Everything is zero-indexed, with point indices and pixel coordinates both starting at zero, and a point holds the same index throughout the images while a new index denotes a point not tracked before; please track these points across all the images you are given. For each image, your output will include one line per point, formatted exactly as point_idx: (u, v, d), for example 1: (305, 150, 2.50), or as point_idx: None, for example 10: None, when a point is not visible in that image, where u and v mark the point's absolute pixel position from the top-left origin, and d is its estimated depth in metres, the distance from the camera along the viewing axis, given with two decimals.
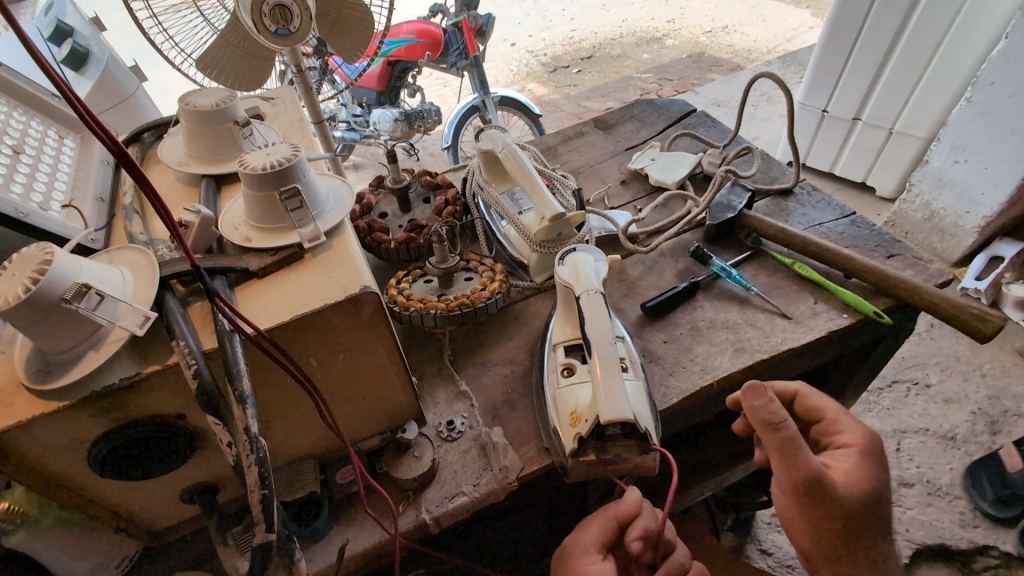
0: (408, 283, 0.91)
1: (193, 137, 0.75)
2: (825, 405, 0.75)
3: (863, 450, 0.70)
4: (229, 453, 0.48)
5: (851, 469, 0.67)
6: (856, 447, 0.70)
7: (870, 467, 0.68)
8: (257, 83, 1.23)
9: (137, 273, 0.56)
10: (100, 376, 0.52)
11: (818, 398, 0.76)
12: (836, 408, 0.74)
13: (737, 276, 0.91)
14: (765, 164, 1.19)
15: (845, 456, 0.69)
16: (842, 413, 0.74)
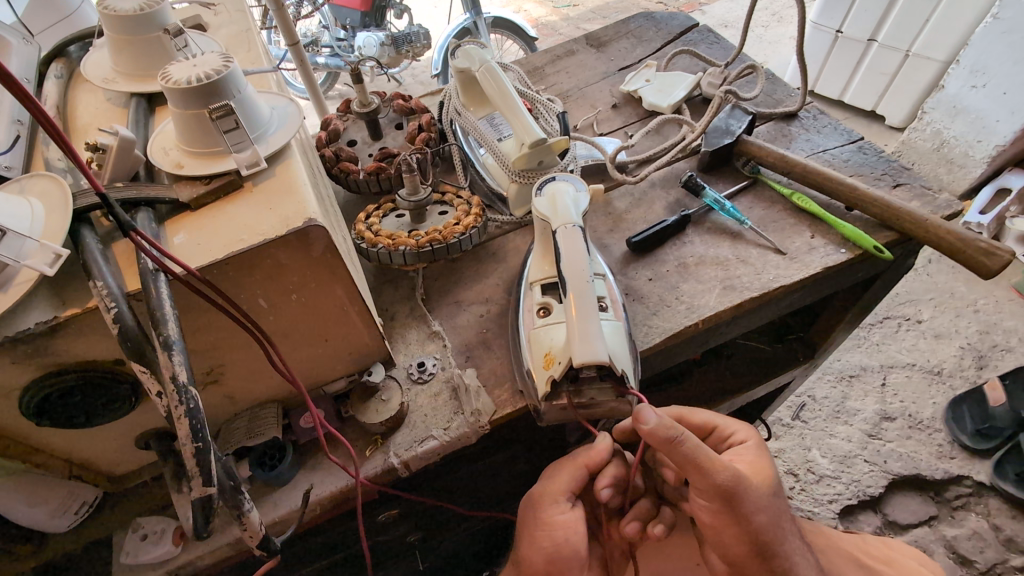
0: (377, 218, 0.85)
1: (119, 50, 0.66)
2: (706, 417, 0.66)
3: (757, 444, 0.65)
4: (160, 404, 0.43)
5: (756, 465, 0.61)
6: (750, 442, 0.65)
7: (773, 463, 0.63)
8: None
9: (48, 205, 0.50)
10: (14, 319, 0.46)
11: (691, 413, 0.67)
12: (710, 415, 0.66)
13: (731, 210, 0.85)
14: (770, 85, 1.08)
15: (745, 455, 0.62)
16: (720, 415, 0.67)
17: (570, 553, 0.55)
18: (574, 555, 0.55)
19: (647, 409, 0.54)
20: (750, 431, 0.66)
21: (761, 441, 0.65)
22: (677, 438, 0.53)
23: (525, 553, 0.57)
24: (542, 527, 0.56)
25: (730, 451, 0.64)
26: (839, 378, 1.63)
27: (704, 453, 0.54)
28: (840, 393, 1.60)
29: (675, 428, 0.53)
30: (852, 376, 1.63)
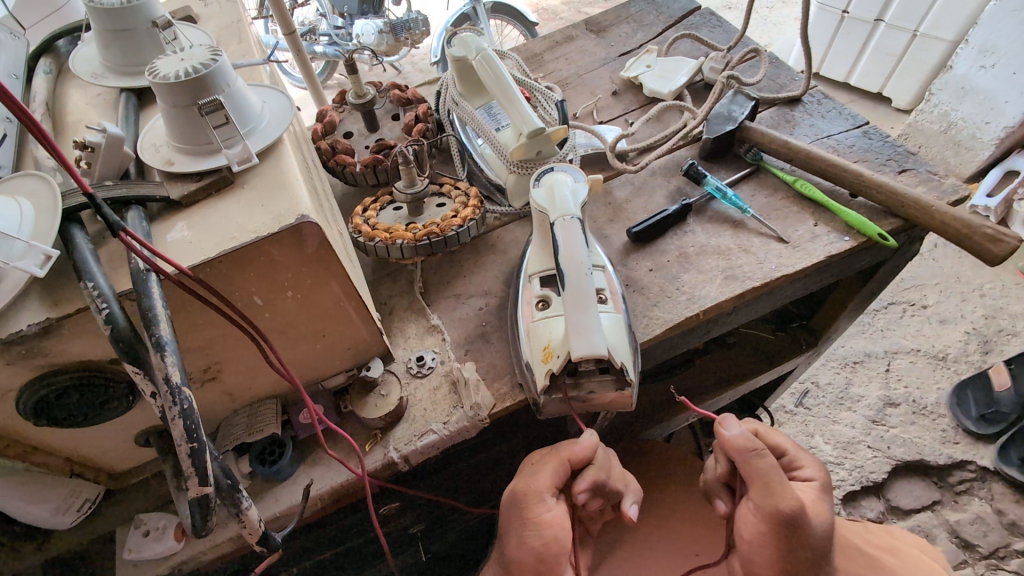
0: (374, 211, 0.84)
1: (108, 44, 0.65)
2: (779, 440, 0.66)
3: (824, 486, 0.62)
4: (153, 404, 0.43)
5: (817, 502, 0.59)
6: (818, 483, 0.62)
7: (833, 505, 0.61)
8: None
9: (37, 205, 0.49)
10: (4, 321, 0.46)
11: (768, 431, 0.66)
12: (784, 439, 0.66)
13: (733, 198, 0.84)
14: (773, 69, 1.06)
15: (807, 490, 0.61)
16: (796, 445, 0.66)
17: (558, 549, 0.54)
18: (562, 552, 0.55)
19: (731, 417, 0.61)
20: (818, 470, 0.64)
21: (827, 482, 0.63)
22: (748, 449, 0.58)
23: (511, 552, 0.55)
24: (530, 526, 0.55)
25: (796, 482, 0.62)
26: (843, 364, 1.63)
27: (775, 478, 0.56)
28: (844, 379, 1.59)
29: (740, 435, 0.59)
30: (856, 362, 1.62)
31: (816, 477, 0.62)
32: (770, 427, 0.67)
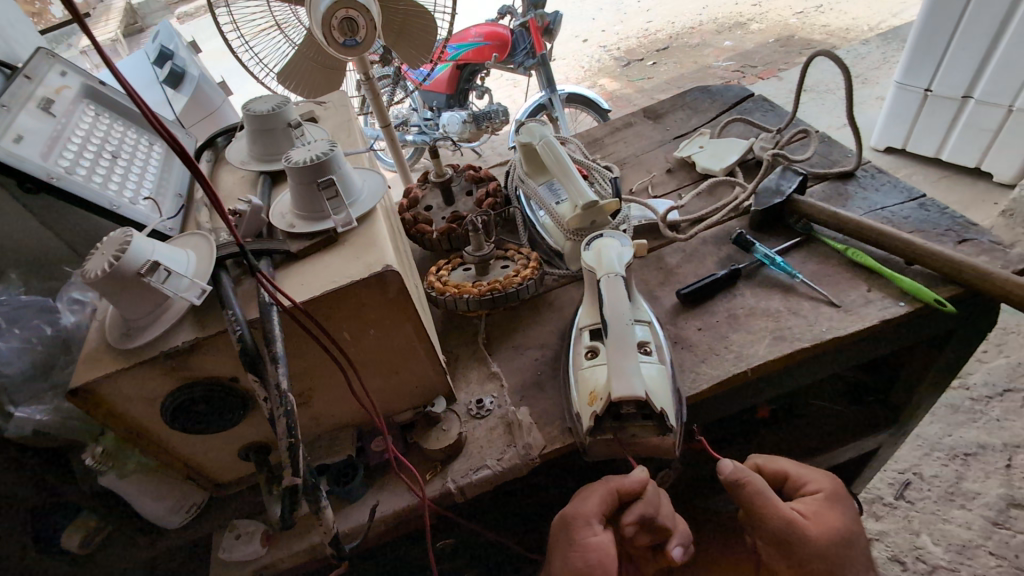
0: (447, 271, 0.96)
1: (254, 139, 0.85)
2: (781, 464, 0.71)
3: (831, 494, 0.68)
4: (265, 407, 0.53)
5: (821, 514, 0.66)
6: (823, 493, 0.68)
7: (840, 512, 0.67)
8: (330, 89, 1.34)
9: (199, 254, 0.65)
10: (167, 338, 0.61)
11: (769, 460, 0.72)
12: (785, 462, 0.72)
13: (782, 263, 0.87)
14: (825, 147, 1.11)
15: (813, 502, 0.67)
16: (800, 466, 0.71)
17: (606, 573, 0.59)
18: None
19: (725, 457, 0.65)
20: (826, 480, 0.69)
21: (836, 490, 0.68)
22: (747, 487, 0.64)
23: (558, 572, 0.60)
24: (576, 547, 0.60)
25: (802, 499, 0.68)
26: (951, 456, 1.56)
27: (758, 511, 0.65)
28: (953, 473, 1.52)
29: (748, 477, 0.65)
30: (967, 455, 1.55)
31: (821, 488, 0.68)
32: (771, 457, 0.73)
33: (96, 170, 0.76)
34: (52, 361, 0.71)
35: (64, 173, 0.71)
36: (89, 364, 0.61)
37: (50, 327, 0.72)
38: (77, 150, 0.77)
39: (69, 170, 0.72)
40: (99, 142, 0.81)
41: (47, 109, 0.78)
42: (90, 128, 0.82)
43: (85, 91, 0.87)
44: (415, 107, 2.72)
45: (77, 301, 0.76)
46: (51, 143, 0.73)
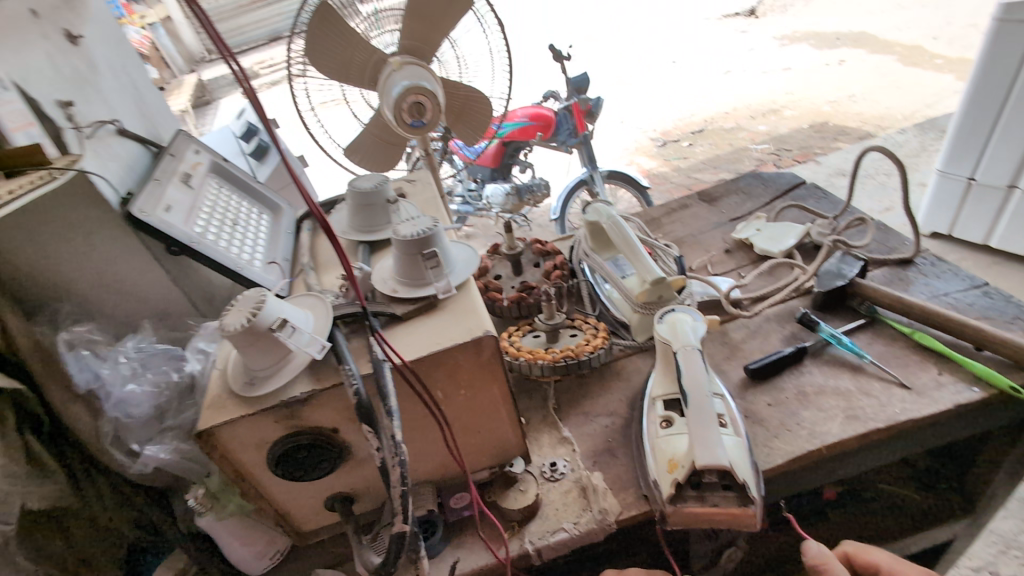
0: (518, 336, 1.01)
1: (356, 212, 0.96)
2: (873, 558, 0.74)
3: None
4: (377, 456, 0.59)
5: None
6: None
7: None
8: (389, 165, 1.43)
9: (316, 314, 0.72)
10: (286, 389, 0.67)
11: (862, 552, 0.75)
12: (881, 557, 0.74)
13: (849, 344, 0.89)
14: (882, 233, 1.16)
15: None
16: (894, 560, 0.73)
17: None
18: None
19: (809, 540, 0.72)
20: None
21: None
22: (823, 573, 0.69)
23: None
24: None
25: None
26: None
27: None
28: None
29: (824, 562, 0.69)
30: None
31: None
32: (863, 547, 0.77)
33: (223, 235, 0.87)
34: (167, 408, 0.77)
35: (201, 239, 0.81)
36: (214, 411, 0.67)
37: (177, 373, 0.78)
38: (207, 218, 0.88)
39: (205, 234, 0.83)
40: (224, 212, 0.93)
41: (187, 183, 0.90)
42: (217, 199, 0.94)
43: (213, 168, 1.00)
44: (460, 179, 2.85)
45: (202, 351, 0.80)
46: (191, 212, 0.85)
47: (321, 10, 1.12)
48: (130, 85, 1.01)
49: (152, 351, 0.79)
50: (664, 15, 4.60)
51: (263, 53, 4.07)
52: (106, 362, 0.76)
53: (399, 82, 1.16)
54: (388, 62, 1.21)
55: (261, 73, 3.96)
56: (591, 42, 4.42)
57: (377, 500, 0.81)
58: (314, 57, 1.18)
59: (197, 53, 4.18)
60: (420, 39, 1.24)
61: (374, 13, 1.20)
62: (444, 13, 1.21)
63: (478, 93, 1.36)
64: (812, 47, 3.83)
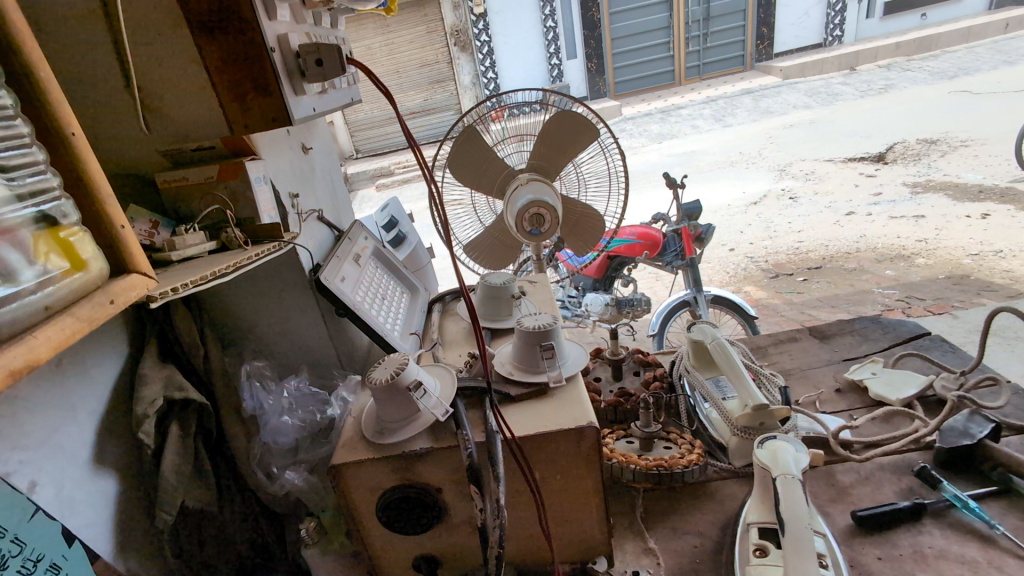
0: (612, 439, 1.04)
1: (484, 302, 1.10)
2: None
3: None
4: (480, 516, 0.65)
5: None
6: None
7: None
8: (503, 263, 1.60)
9: (443, 382, 0.84)
10: (408, 442, 0.77)
11: None
12: None
13: (977, 509, 0.82)
14: (1021, 398, 1.07)
15: None
16: None
17: None
18: None
19: None
20: None
21: None
22: None
23: None
24: None
25: None
26: None
27: None
28: None
29: None
30: None
31: None
32: None
33: (375, 307, 1.04)
34: (302, 444, 0.90)
35: (361, 306, 0.99)
36: (348, 449, 0.79)
37: (320, 414, 0.92)
38: (366, 291, 1.06)
39: (363, 303, 1.01)
40: (378, 288, 1.11)
41: (356, 262, 1.10)
42: (374, 277, 1.14)
43: (375, 251, 1.22)
44: (562, 284, 2.98)
45: (344, 399, 0.94)
46: (356, 285, 1.04)
47: (468, 131, 1.36)
48: (331, 183, 1.30)
49: (305, 393, 0.95)
50: (783, 154, 4.72)
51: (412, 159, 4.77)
52: (270, 395, 0.91)
53: (524, 197, 1.33)
54: (519, 178, 1.41)
55: (402, 173, 4.61)
56: (706, 173, 4.63)
57: (460, 570, 0.85)
58: (457, 166, 1.43)
59: (357, 154, 5.01)
60: (546, 161, 1.45)
61: (504, 133, 1.41)
62: (571, 141, 1.42)
63: (592, 210, 1.52)
64: (948, 198, 3.68)
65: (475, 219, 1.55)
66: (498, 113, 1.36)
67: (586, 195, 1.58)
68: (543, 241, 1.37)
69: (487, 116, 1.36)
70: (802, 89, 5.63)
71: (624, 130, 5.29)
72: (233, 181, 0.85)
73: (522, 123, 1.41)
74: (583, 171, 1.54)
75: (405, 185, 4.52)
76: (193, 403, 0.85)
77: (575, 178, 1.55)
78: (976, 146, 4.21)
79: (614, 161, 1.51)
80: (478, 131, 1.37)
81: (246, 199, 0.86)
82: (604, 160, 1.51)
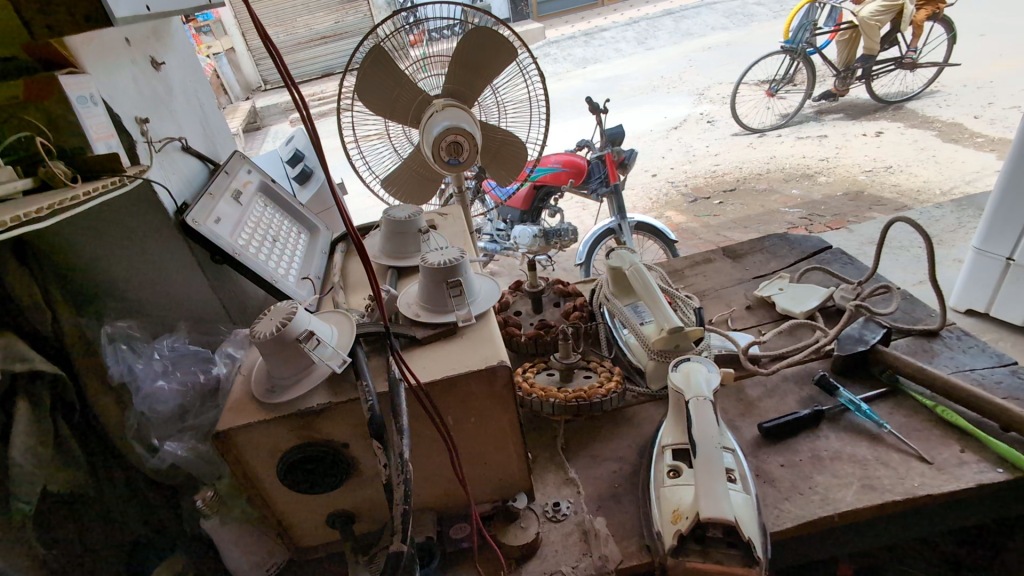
0: (532, 373, 1.02)
1: (389, 239, 1.00)
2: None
3: None
4: (384, 472, 0.60)
5: None
6: None
7: None
8: (425, 199, 1.48)
9: (340, 329, 0.76)
10: (303, 399, 0.69)
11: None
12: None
13: (868, 411, 0.88)
14: (908, 304, 1.15)
15: None
16: None
17: None
18: None
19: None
20: None
21: None
22: None
23: None
24: None
25: None
26: None
27: None
28: None
29: None
30: None
31: None
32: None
33: (263, 250, 0.92)
34: (189, 407, 0.80)
35: (243, 250, 0.86)
36: (234, 413, 0.70)
37: (204, 375, 0.82)
38: (251, 232, 0.93)
39: (247, 246, 0.89)
40: (266, 228, 0.98)
41: (236, 199, 0.96)
42: (261, 215, 1.00)
43: (261, 186, 1.07)
44: (490, 218, 2.88)
45: (230, 356, 0.84)
46: (237, 226, 0.90)
47: (376, 50, 1.18)
48: (198, 109, 1.13)
49: (184, 352, 0.84)
50: (702, 77, 4.73)
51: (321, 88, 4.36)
52: (141, 358, 0.80)
53: (441, 123, 1.20)
54: (433, 103, 1.27)
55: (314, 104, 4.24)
56: (628, 98, 4.58)
57: (377, 522, 0.81)
58: (364, 93, 1.25)
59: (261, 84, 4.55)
60: (463, 83, 1.31)
61: (422, 57, 1.26)
62: (488, 62, 1.29)
63: (514, 137, 1.42)
64: (849, 117, 3.86)
65: (392, 151, 1.40)
66: (416, 38, 1.22)
67: (506, 121, 1.45)
68: (462, 171, 1.26)
69: (404, 41, 1.22)
70: (720, 9, 5.59)
71: (546, 54, 5.08)
72: (48, 101, 0.67)
73: (441, 48, 1.25)
74: (502, 96, 1.40)
75: (316, 117, 4.16)
76: (44, 374, 0.71)
77: (494, 104, 1.42)
78: None
79: (534, 83, 1.38)
80: (389, 52, 1.21)
81: (69, 124, 0.69)
82: (524, 84, 1.38)
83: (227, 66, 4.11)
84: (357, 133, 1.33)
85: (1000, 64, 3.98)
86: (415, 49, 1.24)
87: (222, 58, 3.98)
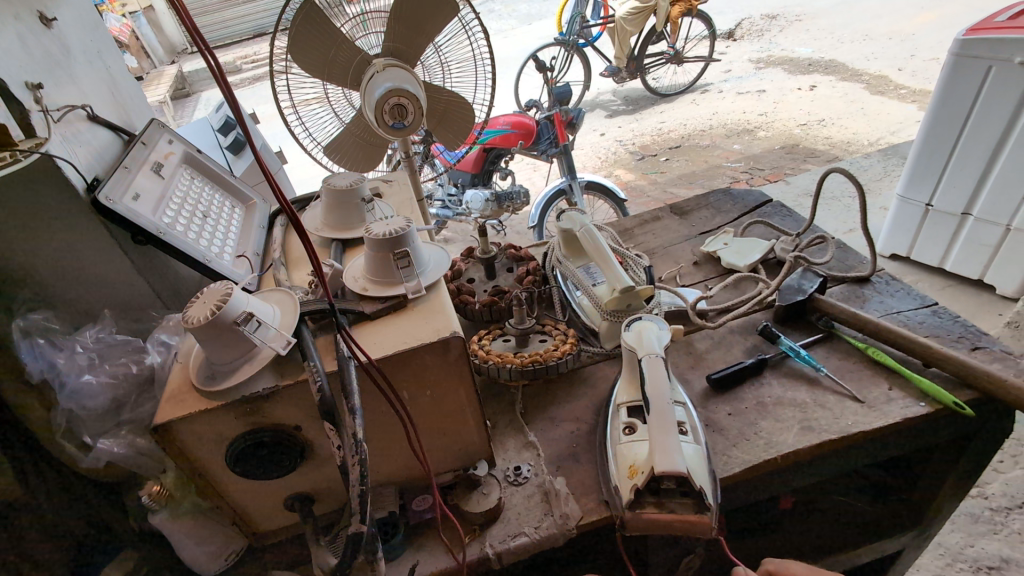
0: (488, 340, 1.01)
1: (331, 210, 0.95)
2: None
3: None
4: (338, 454, 0.59)
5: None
6: None
7: None
8: (372, 164, 1.41)
9: (282, 309, 0.72)
10: (248, 384, 0.66)
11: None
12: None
13: (806, 357, 0.93)
14: (842, 252, 1.21)
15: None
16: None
17: None
18: None
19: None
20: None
21: None
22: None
23: None
24: None
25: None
26: None
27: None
28: None
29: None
30: None
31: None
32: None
33: (191, 227, 0.85)
34: (123, 401, 0.76)
35: (168, 228, 0.79)
36: (173, 404, 0.66)
37: (136, 365, 0.77)
38: (176, 208, 0.86)
39: (173, 223, 0.82)
40: (194, 204, 0.91)
41: (157, 173, 0.89)
42: (188, 189, 0.93)
43: (185, 157, 0.99)
44: (441, 183, 2.82)
45: (164, 343, 0.78)
46: (160, 202, 0.83)
47: (307, 7, 1.10)
48: (103, 71, 1.03)
49: (111, 342, 0.78)
50: None
51: (252, 50, 4.08)
52: (62, 352, 0.75)
53: (381, 84, 1.14)
54: (373, 63, 1.19)
55: (247, 69, 3.99)
56: None
57: (338, 501, 0.80)
58: (299, 53, 1.16)
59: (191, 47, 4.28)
60: (403, 41, 1.24)
61: (361, 14, 1.17)
62: (428, 18, 1.22)
63: (461, 98, 1.36)
64: (786, 72, 3.95)
65: (332, 116, 1.30)
66: None
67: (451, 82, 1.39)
68: (409, 135, 1.20)
69: None
70: None
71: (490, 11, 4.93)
72: None
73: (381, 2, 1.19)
74: (444, 54, 1.33)
75: (250, 82, 3.91)
76: None
77: (436, 63, 1.34)
78: (808, 22, 4.51)
79: (477, 41, 1.32)
80: (325, 11, 1.13)
81: None
82: (468, 42, 1.31)
83: (146, 28, 3.79)
84: (294, 98, 1.22)
85: (924, 16, 4.13)
86: (352, 4, 1.15)
87: (139, 18, 3.66)
